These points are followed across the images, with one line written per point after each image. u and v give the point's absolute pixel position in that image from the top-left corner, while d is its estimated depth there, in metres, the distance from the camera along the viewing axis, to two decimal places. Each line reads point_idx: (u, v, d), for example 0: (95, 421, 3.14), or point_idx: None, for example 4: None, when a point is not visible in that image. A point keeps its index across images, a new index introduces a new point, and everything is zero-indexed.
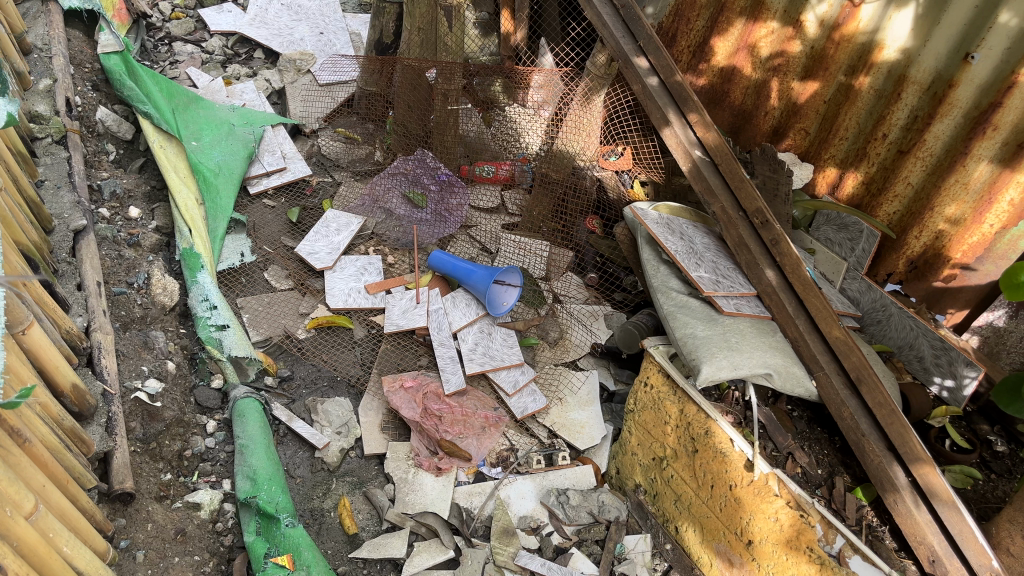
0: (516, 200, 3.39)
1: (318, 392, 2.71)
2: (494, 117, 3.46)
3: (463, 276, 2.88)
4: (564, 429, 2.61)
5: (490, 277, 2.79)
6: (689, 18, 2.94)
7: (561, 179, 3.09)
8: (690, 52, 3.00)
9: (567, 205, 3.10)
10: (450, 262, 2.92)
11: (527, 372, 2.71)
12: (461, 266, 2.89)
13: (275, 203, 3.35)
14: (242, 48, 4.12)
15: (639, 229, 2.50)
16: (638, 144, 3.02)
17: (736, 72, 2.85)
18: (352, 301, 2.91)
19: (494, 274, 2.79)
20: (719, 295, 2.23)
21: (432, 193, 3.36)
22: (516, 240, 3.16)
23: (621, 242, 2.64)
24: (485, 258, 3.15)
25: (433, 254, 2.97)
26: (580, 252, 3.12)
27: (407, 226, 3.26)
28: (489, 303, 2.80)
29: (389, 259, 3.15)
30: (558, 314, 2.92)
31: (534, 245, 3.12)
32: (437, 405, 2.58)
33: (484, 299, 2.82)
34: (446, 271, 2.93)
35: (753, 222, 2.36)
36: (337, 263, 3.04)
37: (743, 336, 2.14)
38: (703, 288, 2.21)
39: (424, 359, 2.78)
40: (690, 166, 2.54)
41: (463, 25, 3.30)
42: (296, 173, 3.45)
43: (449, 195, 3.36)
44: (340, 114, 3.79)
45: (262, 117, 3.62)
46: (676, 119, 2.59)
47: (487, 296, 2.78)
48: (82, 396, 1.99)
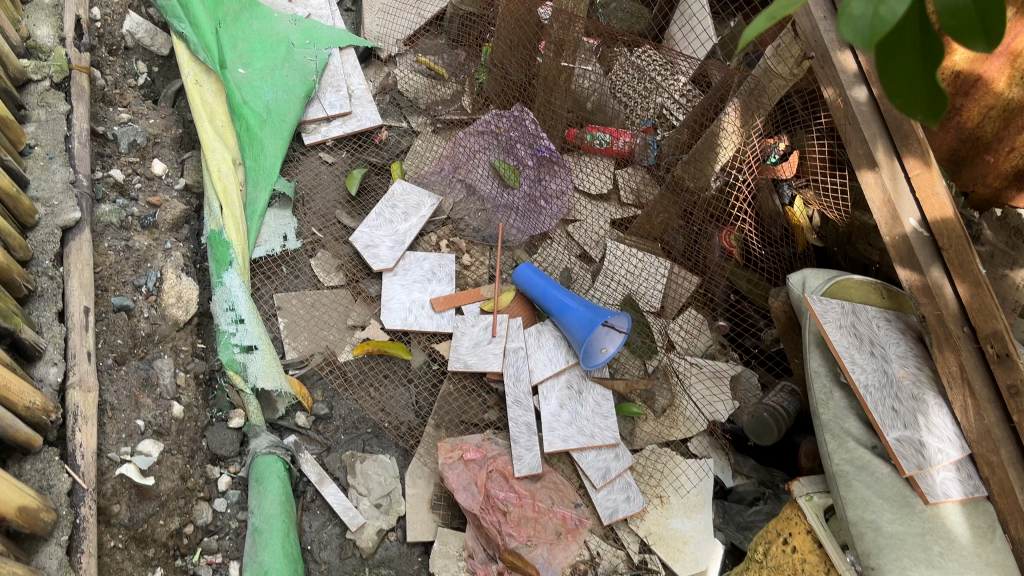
0: (632, 184, 2.66)
1: (358, 442, 2.18)
2: (615, 60, 2.51)
3: (554, 308, 2.24)
4: (660, 543, 2.04)
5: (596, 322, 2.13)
6: None
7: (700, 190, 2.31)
8: None
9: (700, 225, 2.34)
10: (540, 283, 2.27)
11: (622, 459, 2.11)
12: (558, 293, 2.25)
13: (334, 159, 2.69)
14: None
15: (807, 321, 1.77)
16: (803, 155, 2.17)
17: (979, 84, 1.92)
18: (413, 322, 2.32)
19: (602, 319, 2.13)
20: (925, 475, 1.52)
21: (526, 170, 2.65)
22: (625, 250, 2.47)
23: (777, 318, 1.91)
24: (584, 278, 2.44)
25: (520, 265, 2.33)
26: (709, 281, 2.40)
27: (491, 214, 2.59)
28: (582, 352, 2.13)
29: (465, 258, 2.51)
30: (669, 376, 2.26)
31: (648, 263, 2.44)
32: (503, 492, 2.03)
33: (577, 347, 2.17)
34: (533, 295, 2.29)
35: (985, 349, 1.62)
36: (401, 261, 2.42)
37: (950, 543, 1.48)
38: (905, 469, 1.51)
39: (492, 414, 2.22)
40: (896, 239, 1.76)
41: None
42: (363, 121, 2.76)
43: (548, 174, 2.65)
44: (427, 34, 3.05)
45: (329, 36, 2.87)
46: (886, 163, 1.78)
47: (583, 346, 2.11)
48: (33, 516, 1.48)
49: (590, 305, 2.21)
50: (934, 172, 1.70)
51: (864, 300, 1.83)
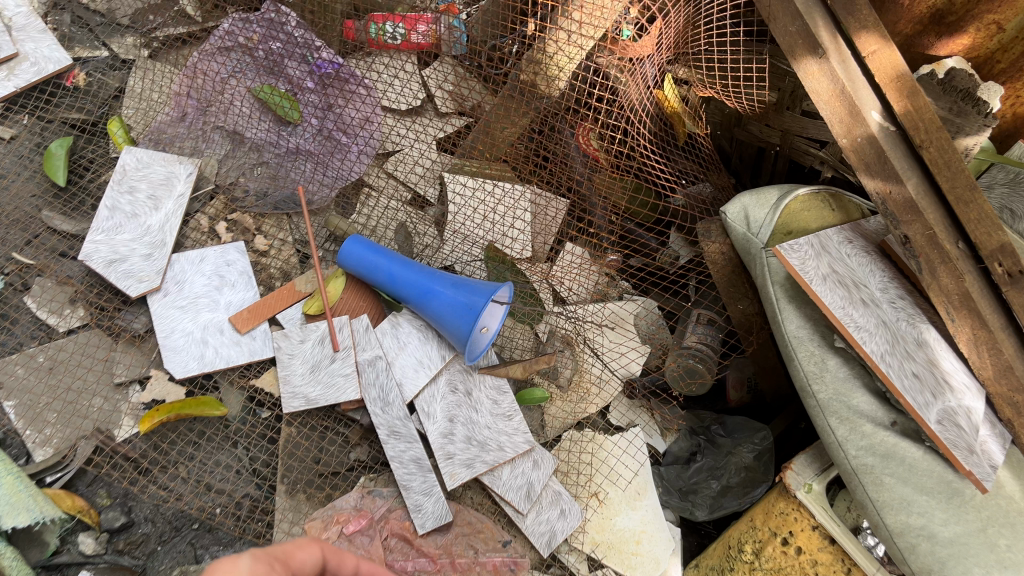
0: (449, 84, 1.97)
1: (182, 546, 1.54)
2: None
3: (410, 293, 1.66)
4: (611, 553, 1.65)
5: (478, 306, 1.59)
6: None
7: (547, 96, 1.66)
8: None
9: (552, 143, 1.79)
10: (379, 261, 1.67)
11: (542, 465, 1.65)
12: (410, 272, 1.66)
13: (13, 131, 1.80)
14: None
15: (771, 271, 1.38)
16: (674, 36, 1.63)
17: None
18: (213, 358, 1.63)
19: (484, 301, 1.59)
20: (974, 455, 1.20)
21: (308, 96, 1.92)
22: (469, 186, 1.88)
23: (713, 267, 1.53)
24: (430, 236, 1.89)
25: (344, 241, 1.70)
26: (579, 197, 1.88)
27: (275, 167, 1.88)
28: (468, 348, 1.60)
29: (260, 243, 1.82)
30: (573, 342, 1.81)
31: (501, 195, 1.88)
32: (411, 563, 1.51)
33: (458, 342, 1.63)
34: (375, 280, 1.68)
35: (992, 268, 1.29)
36: (168, 272, 1.68)
37: (1013, 527, 1.19)
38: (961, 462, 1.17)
39: (360, 454, 1.65)
40: (854, 140, 1.35)
41: None
42: (43, 66, 1.84)
43: (339, 95, 1.92)
44: None
45: None
46: (830, 40, 1.34)
47: (469, 342, 1.58)
48: None
49: (459, 280, 1.66)
50: (896, 49, 1.31)
51: (815, 218, 1.43)
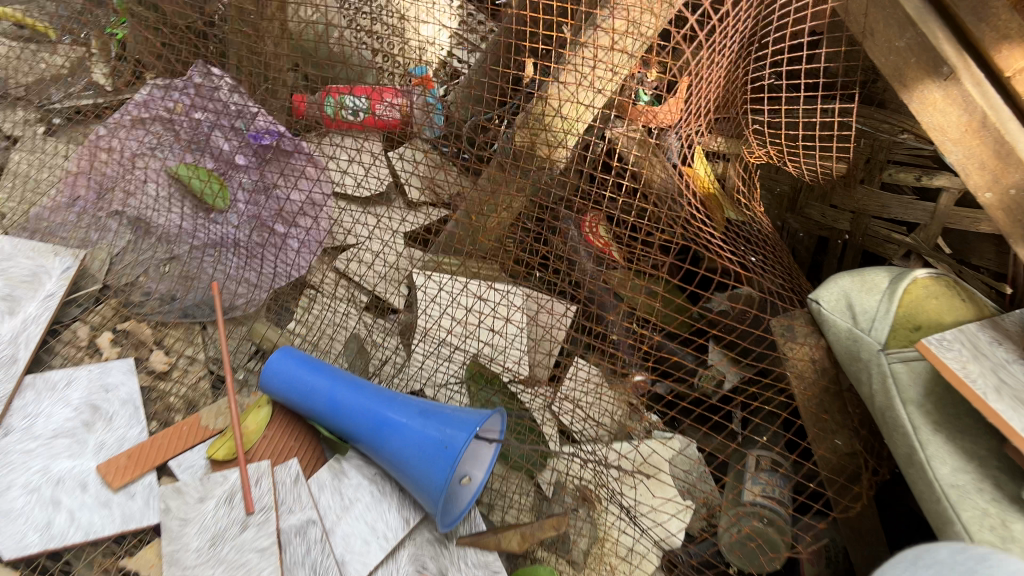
0: (421, 168, 1.56)
1: None
2: None
3: (361, 427, 1.18)
4: None
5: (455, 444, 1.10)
6: None
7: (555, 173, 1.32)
8: None
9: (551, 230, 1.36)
10: (318, 383, 1.20)
11: None
12: (361, 397, 1.18)
13: None
14: None
15: (898, 386, 0.92)
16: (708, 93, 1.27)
17: None
18: (66, 527, 1.11)
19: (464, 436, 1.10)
20: None
21: (239, 177, 1.50)
22: (445, 286, 1.44)
23: (795, 386, 1.05)
24: (391, 353, 1.41)
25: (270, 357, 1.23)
26: (595, 309, 1.45)
27: (189, 263, 1.43)
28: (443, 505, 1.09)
29: (159, 363, 1.34)
30: (590, 498, 1.28)
31: (488, 302, 1.43)
32: None
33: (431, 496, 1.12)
34: (313, 410, 1.20)
35: None
36: (15, 401, 1.19)
37: None
38: None
39: None
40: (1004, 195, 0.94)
41: None
42: None
43: (279, 175, 1.49)
44: None
45: None
46: (957, 57, 0.93)
47: (443, 496, 1.07)
48: None
49: (429, 407, 1.18)
50: None
51: (949, 300, 0.96)
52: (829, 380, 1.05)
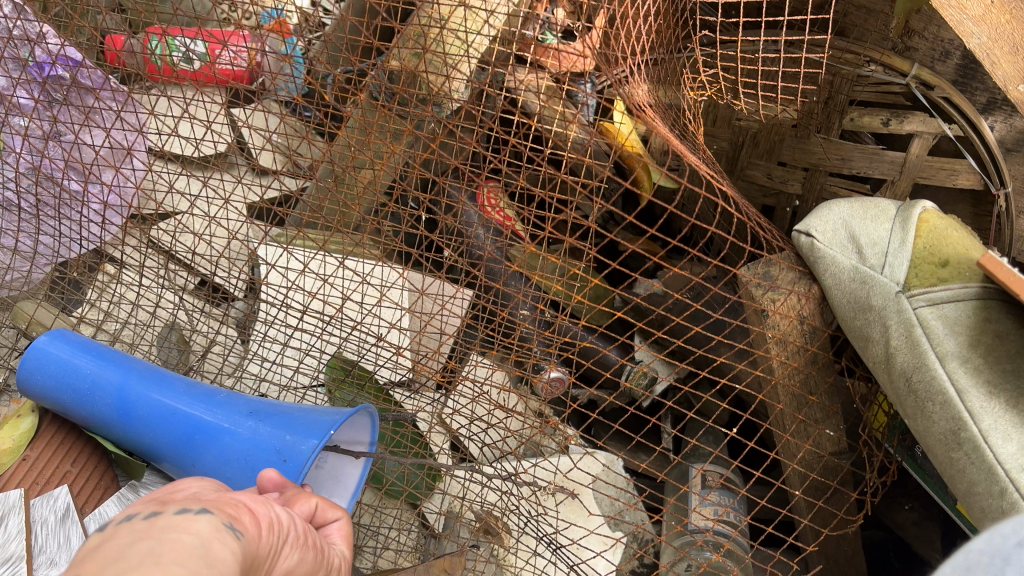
0: (268, 120, 1.23)
1: None
2: None
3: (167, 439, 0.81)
4: None
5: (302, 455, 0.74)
6: None
7: (448, 124, 1.04)
8: None
9: (440, 184, 1.04)
10: (103, 375, 0.83)
11: None
12: (167, 394, 0.82)
13: None
14: None
15: (930, 336, 0.67)
16: (635, 18, 1.03)
17: None
18: None
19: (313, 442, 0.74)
20: None
21: (17, 119, 1.11)
22: (298, 259, 1.10)
23: (774, 357, 0.77)
24: (220, 345, 1.05)
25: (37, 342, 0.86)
26: (497, 293, 1.15)
27: None
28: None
29: None
30: (493, 528, 0.91)
31: (354, 279, 1.10)
32: None
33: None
34: (100, 415, 0.83)
35: None
36: None
37: None
38: None
39: None
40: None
41: None
42: None
43: (75, 118, 1.12)
44: None
45: None
46: None
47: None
48: None
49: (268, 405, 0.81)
50: None
51: (970, 232, 0.71)
52: (818, 348, 0.77)
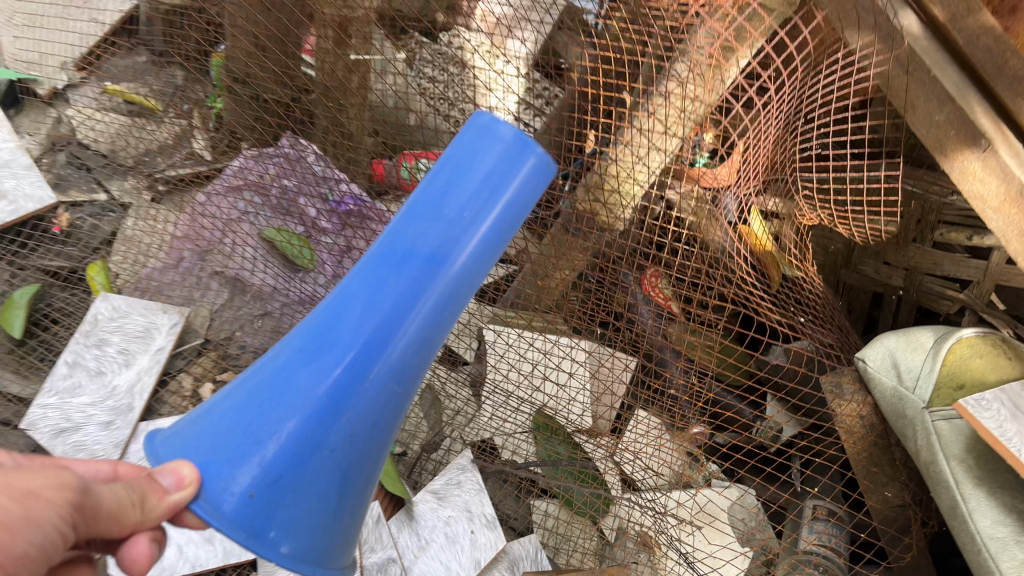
0: None
1: None
2: None
3: (359, 293, 0.71)
4: None
5: (238, 519, 0.69)
6: None
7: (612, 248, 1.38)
8: None
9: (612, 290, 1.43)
10: (458, 249, 0.70)
11: None
12: (417, 306, 0.70)
13: None
14: None
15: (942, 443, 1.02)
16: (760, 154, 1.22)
17: None
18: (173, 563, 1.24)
19: (285, 520, 0.72)
20: None
21: (326, 238, 1.65)
22: (511, 335, 1.50)
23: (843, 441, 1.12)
24: (462, 398, 1.51)
25: (538, 153, 0.71)
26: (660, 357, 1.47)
27: (278, 318, 1.60)
28: (165, 454, 0.72)
29: None
30: (649, 544, 1.33)
31: (549, 352, 1.48)
32: None
33: (216, 408, 0.74)
34: (416, 221, 0.70)
35: None
36: (132, 447, 1.34)
37: None
38: None
39: None
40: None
41: None
42: (25, 201, 1.60)
43: (364, 237, 1.66)
44: (115, 50, 1.89)
45: None
46: (996, 133, 1.01)
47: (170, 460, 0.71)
48: None
49: (355, 432, 0.72)
50: None
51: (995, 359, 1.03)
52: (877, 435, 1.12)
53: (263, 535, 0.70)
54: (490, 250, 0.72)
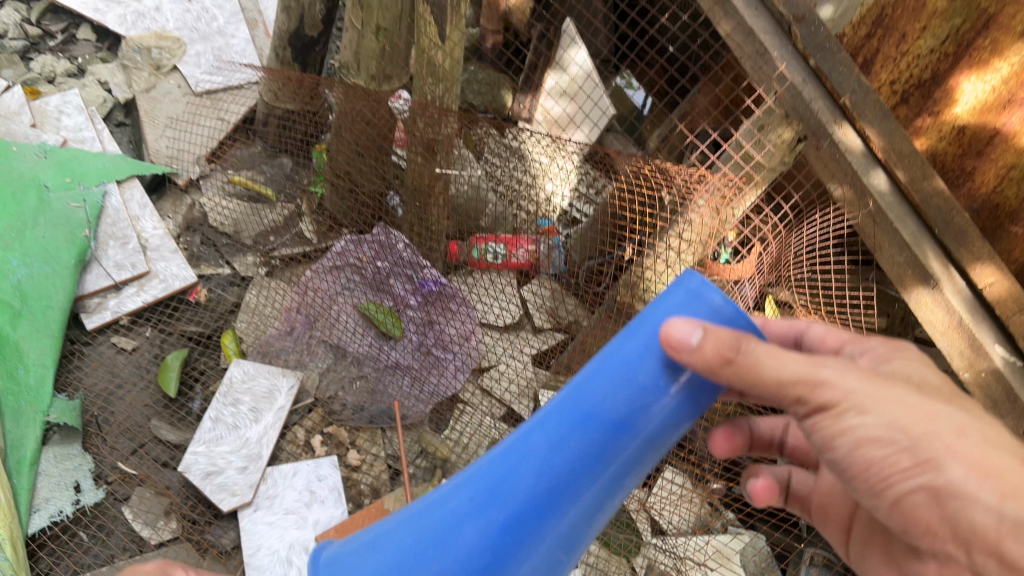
0: (544, 299, 2.09)
1: None
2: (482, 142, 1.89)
3: (549, 445, 0.83)
4: None
5: None
6: (905, 34, 1.51)
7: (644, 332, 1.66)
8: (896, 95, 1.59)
9: None
10: (642, 415, 0.83)
11: None
12: (605, 458, 0.83)
13: (135, 342, 1.93)
14: (56, 24, 2.48)
15: None
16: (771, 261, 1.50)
17: (998, 141, 1.49)
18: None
19: None
20: None
21: (411, 312, 1.98)
22: None
23: None
24: None
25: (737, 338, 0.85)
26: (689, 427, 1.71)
27: (374, 381, 1.94)
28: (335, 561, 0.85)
29: (355, 459, 1.85)
30: None
31: None
32: None
33: (389, 531, 0.86)
34: (604, 380, 0.84)
35: None
36: (261, 487, 1.72)
37: None
38: None
39: None
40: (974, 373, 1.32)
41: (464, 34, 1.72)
42: (169, 281, 2.01)
43: (442, 310, 2.00)
44: (236, 144, 2.28)
45: (98, 169, 2.12)
46: (945, 275, 1.34)
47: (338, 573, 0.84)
48: None
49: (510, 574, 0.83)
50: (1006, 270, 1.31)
51: None
52: None
53: None
54: (660, 432, 0.85)
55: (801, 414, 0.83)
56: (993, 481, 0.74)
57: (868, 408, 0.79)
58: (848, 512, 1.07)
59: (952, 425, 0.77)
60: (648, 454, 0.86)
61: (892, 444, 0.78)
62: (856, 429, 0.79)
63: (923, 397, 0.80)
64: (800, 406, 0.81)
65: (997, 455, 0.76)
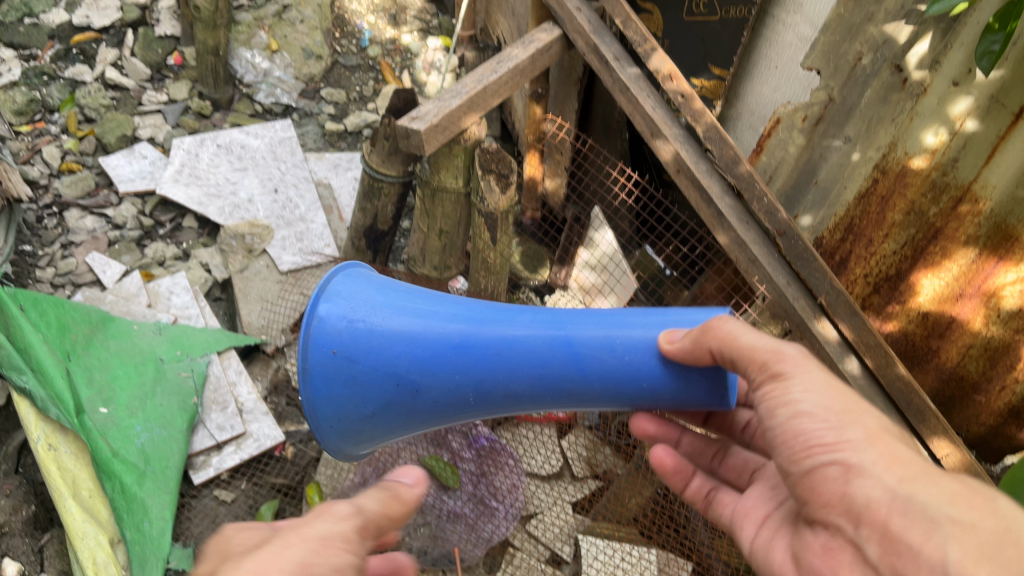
0: (583, 452, 2.29)
1: None
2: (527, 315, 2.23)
3: (519, 336, 1.28)
4: None
5: (332, 354, 1.40)
6: (870, 239, 1.87)
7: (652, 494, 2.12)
8: (870, 285, 1.93)
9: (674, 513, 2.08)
10: (591, 361, 1.21)
11: None
12: (543, 358, 1.25)
13: (232, 495, 2.27)
14: (165, 214, 2.96)
15: None
16: None
17: (954, 326, 1.82)
18: None
19: (348, 386, 1.41)
20: None
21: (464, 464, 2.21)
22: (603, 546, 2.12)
23: None
24: None
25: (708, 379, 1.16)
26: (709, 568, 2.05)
27: (435, 527, 2.15)
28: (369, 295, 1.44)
29: None
30: None
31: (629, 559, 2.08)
32: None
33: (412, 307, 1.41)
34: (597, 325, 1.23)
35: None
36: None
37: None
38: None
39: None
40: None
41: (511, 236, 2.10)
42: (263, 441, 2.35)
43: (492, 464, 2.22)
44: None
45: (203, 340, 2.49)
46: None
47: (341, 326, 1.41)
48: None
49: (424, 381, 1.35)
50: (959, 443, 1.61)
51: None
52: None
53: (326, 370, 1.41)
54: (592, 381, 1.22)
55: (759, 384, 1.07)
56: (897, 469, 0.93)
57: (812, 391, 1.01)
58: (770, 509, 1.19)
59: (878, 421, 0.99)
60: (578, 392, 1.25)
61: (824, 421, 0.98)
62: (799, 402, 1.01)
63: (864, 407, 1.02)
64: (760, 373, 1.06)
65: (906, 455, 0.96)
